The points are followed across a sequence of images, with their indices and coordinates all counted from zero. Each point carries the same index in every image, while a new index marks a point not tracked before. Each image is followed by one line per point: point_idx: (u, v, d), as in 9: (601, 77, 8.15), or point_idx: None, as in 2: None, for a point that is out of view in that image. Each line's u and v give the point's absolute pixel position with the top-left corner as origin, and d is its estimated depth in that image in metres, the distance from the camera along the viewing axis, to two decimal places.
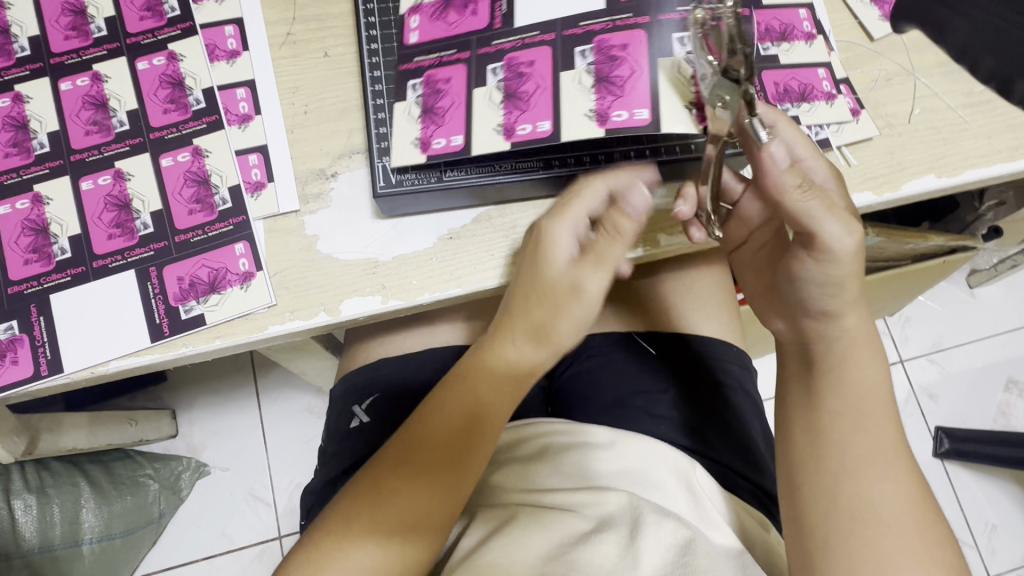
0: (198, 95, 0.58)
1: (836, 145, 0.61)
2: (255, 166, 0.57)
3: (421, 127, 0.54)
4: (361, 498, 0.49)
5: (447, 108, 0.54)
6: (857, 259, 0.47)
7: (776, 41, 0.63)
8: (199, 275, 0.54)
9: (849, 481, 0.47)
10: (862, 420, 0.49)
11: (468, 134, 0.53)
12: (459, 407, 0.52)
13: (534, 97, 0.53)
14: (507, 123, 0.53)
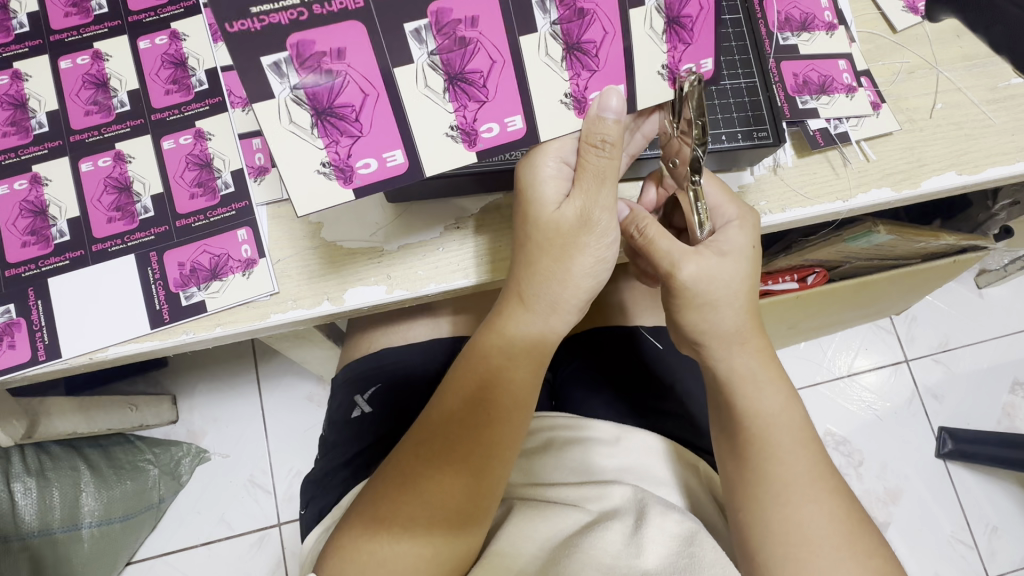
0: (202, 76, 0.56)
1: (855, 140, 0.59)
2: (259, 150, 0.55)
3: (326, 146, 0.42)
4: (399, 489, 0.47)
5: (368, 115, 0.42)
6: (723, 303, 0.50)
7: (796, 31, 0.61)
8: (200, 261, 0.53)
9: (777, 505, 0.46)
10: (776, 451, 0.48)
11: (409, 144, 0.44)
12: (485, 397, 0.49)
13: (603, 51, 0.45)
14: (575, 90, 0.46)
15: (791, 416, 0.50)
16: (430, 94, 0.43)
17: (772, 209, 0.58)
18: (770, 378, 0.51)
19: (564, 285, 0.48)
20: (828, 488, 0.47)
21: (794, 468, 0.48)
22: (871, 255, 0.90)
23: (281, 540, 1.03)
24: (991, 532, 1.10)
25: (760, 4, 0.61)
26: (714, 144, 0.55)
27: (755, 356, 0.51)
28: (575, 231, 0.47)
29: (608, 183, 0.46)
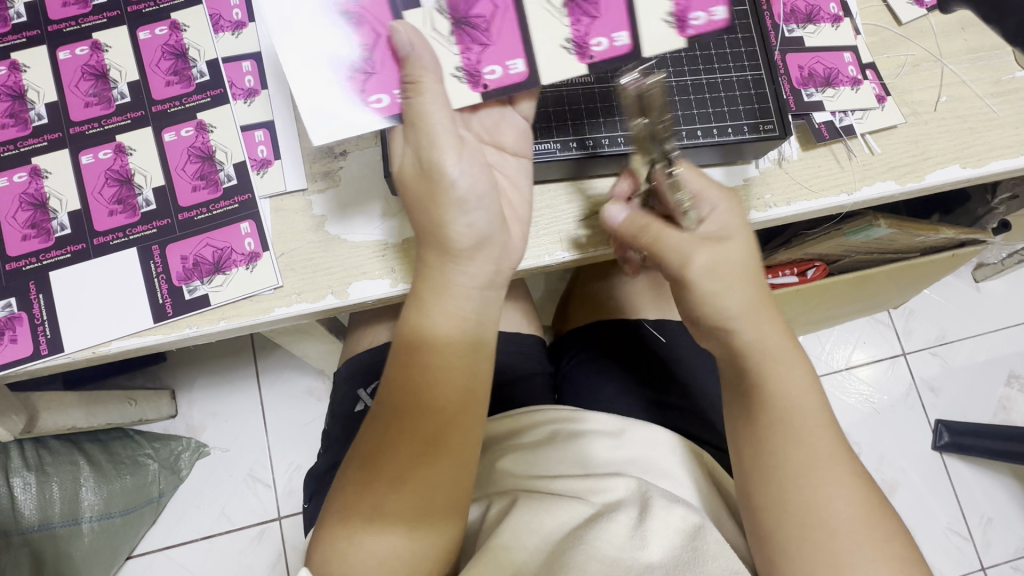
0: (202, 67, 0.56)
1: (860, 133, 0.59)
2: (261, 142, 0.55)
3: (460, 52, 0.47)
4: (357, 494, 0.47)
5: (496, 25, 0.47)
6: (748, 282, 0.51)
7: (801, 23, 0.61)
8: (203, 255, 0.52)
9: (792, 489, 0.47)
10: (792, 433, 0.48)
11: (529, 55, 0.48)
12: (419, 373, 0.48)
13: (494, 22, 0.47)
14: (470, 63, 0.47)
15: (812, 398, 0.50)
16: (551, 11, 0.47)
17: (776, 202, 0.58)
18: (795, 357, 0.51)
19: (438, 236, 0.47)
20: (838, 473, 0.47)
21: (802, 455, 0.48)
22: (871, 249, 0.90)
23: (281, 535, 1.03)
24: (986, 523, 1.11)
25: None
26: (722, 137, 0.55)
27: (771, 339, 0.51)
28: (422, 180, 0.46)
29: (445, 120, 0.44)
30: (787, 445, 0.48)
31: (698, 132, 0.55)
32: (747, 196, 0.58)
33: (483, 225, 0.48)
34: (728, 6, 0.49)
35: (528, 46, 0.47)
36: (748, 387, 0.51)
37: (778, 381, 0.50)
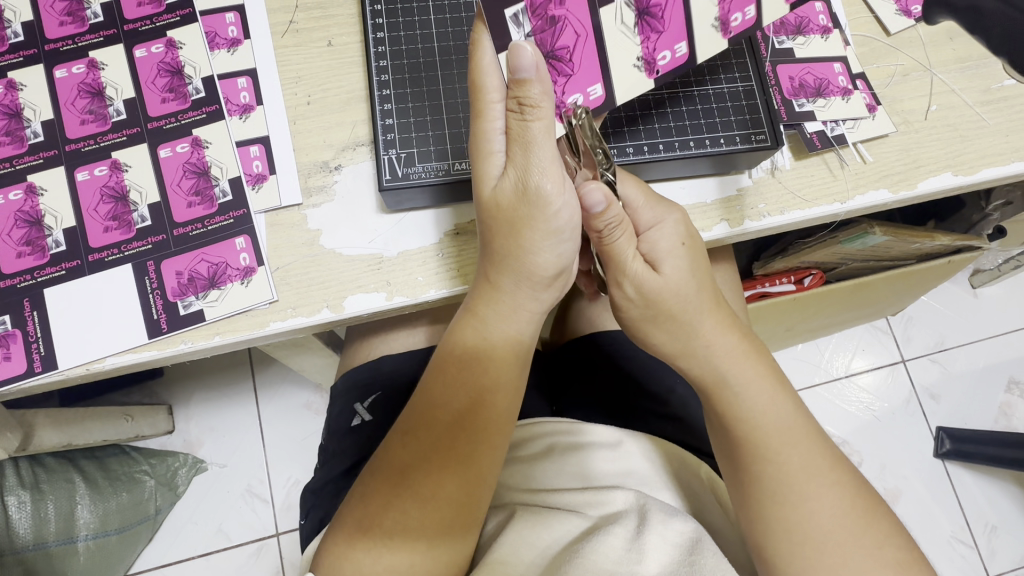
0: (198, 84, 0.56)
1: (852, 142, 0.59)
2: (256, 158, 0.55)
3: (640, 41, 0.47)
4: (387, 499, 0.46)
5: (579, 54, 0.47)
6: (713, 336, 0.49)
7: (792, 35, 0.62)
8: (198, 270, 0.52)
9: (772, 508, 0.45)
10: (765, 448, 0.46)
11: (608, 79, 0.48)
12: (474, 398, 0.48)
13: (578, 55, 0.47)
14: (556, 96, 0.48)
15: (780, 404, 0.48)
16: (623, 30, 0.47)
17: (769, 212, 0.58)
18: (759, 371, 0.49)
19: (520, 262, 0.46)
20: (810, 491, 0.45)
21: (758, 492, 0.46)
22: (868, 257, 0.90)
23: (279, 551, 1.02)
24: (990, 531, 1.10)
25: None
26: (726, 146, 0.55)
27: (707, 379, 0.49)
28: (517, 207, 0.45)
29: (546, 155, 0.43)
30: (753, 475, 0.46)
31: (690, 142, 0.55)
32: (740, 206, 0.58)
33: (569, 254, 0.48)
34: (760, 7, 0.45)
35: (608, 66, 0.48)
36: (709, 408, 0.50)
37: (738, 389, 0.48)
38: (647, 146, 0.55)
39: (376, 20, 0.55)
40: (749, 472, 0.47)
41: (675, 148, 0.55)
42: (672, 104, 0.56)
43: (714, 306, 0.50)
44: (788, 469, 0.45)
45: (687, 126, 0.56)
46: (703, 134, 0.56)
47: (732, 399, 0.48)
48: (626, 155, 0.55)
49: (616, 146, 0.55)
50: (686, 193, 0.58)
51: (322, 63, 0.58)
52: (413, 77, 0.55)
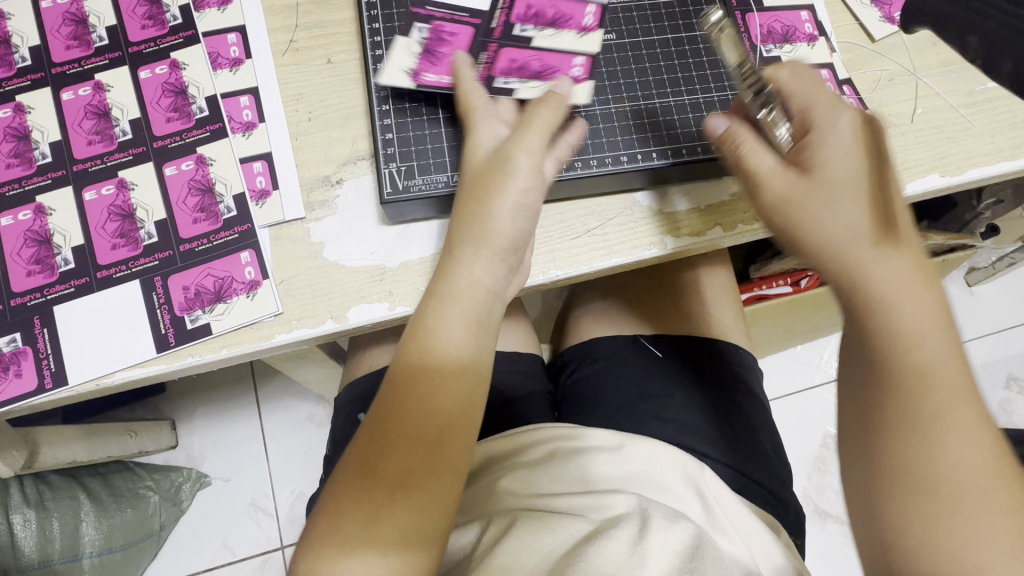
0: (202, 103, 0.58)
1: None
2: (259, 174, 0.56)
3: (416, 60, 0.55)
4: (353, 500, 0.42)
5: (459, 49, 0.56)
6: (870, 272, 0.40)
7: (778, 44, 0.64)
8: (205, 285, 0.53)
9: (894, 444, 0.37)
10: (884, 381, 0.38)
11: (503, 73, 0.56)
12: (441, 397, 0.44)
13: (451, 52, 0.55)
14: (416, 70, 0.55)
15: (949, 348, 0.38)
16: (522, 51, 0.56)
17: None
18: (924, 295, 0.39)
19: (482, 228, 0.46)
20: (950, 462, 0.35)
21: (869, 452, 0.38)
22: None
23: (284, 563, 1.02)
24: None
25: (742, 19, 0.64)
26: (718, 153, 0.58)
27: (847, 284, 0.40)
28: (487, 170, 0.48)
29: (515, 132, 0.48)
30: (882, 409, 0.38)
31: (684, 149, 0.58)
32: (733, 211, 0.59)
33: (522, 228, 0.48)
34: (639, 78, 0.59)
35: (470, 68, 0.55)
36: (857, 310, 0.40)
37: (895, 311, 0.39)
38: (641, 154, 0.57)
39: (375, 39, 0.57)
40: (860, 430, 0.39)
41: (669, 155, 0.57)
42: (664, 113, 0.59)
43: (874, 212, 0.41)
44: (925, 430, 0.36)
45: (680, 135, 0.58)
46: (694, 141, 0.58)
47: (890, 305, 0.39)
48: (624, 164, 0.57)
49: (612, 154, 0.57)
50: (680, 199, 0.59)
51: (322, 81, 0.60)
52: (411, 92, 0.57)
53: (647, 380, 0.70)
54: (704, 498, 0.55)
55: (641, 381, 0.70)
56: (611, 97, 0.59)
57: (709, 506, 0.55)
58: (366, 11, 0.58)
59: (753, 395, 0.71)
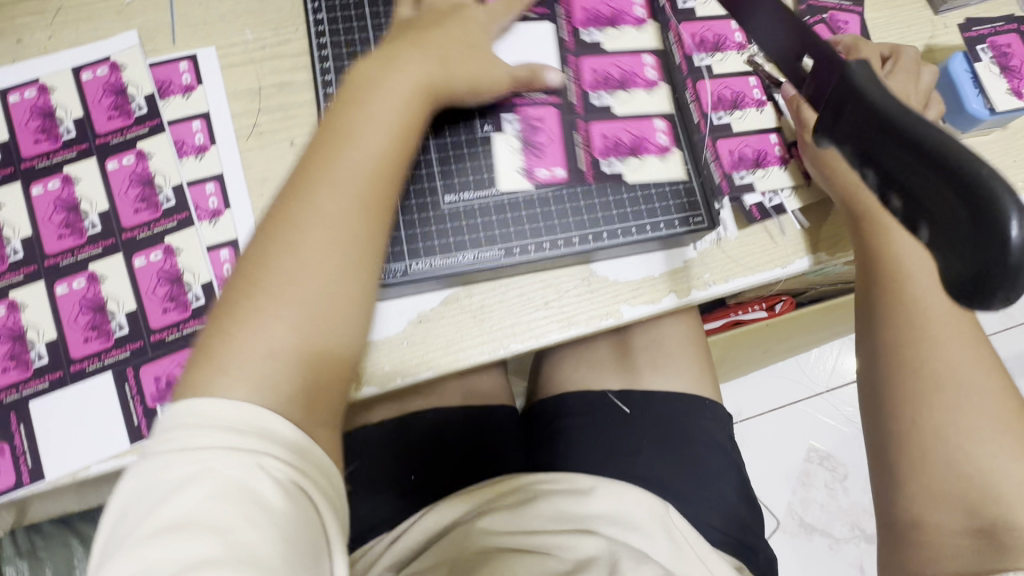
0: (168, 192, 0.60)
1: (790, 210, 0.63)
2: (227, 261, 0.58)
3: (523, 159, 0.59)
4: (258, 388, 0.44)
5: (549, 143, 0.60)
6: (908, 263, 0.58)
7: (728, 109, 0.66)
8: (176, 374, 0.55)
9: (943, 415, 0.54)
10: (944, 347, 0.55)
11: (571, 165, 0.60)
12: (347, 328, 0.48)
13: (548, 147, 0.60)
14: (528, 166, 0.59)
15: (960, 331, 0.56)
16: (589, 147, 0.61)
17: (715, 281, 0.61)
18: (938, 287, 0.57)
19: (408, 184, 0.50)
20: (939, 365, 0.55)
21: (873, 382, 0.59)
22: (835, 282, 0.93)
23: None
24: None
25: (692, 87, 0.67)
26: (665, 231, 0.59)
27: (895, 285, 0.58)
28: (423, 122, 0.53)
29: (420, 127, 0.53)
30: (923, 374, 0.55)
31: (633, 228, 0.59)
32: (686, 277, 0.61)
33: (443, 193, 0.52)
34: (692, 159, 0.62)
35: (572, 160, 0.60)
36: (908, 310, 0.57)
37: (920, 308, 0.56)
38: (592, 234, 0.59)
39: None
40: (877, 369, 0.59)
41: (617, 236, 0.59)
42: (615, 190, 0.60)
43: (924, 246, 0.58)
44: (919, 358, 0.56)
45: (628, 212, 0.59)
46: (642, 220, 0.59)
47: (908, 305, 0.57)
48: (573, 246, 0.58)
49: (562, 235, 0.58)
50: (636, 267, 0.61)
51: (286, 163, 0.62)
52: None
53: (617, 436, 0.73)
54: (671, 532, 0.62)
55: (613, 437, 0.73)
56: (562, 176, 0.60)
57: (676, 539, 0.62)
58: (325, 102, 0.61)
59: (717, 445, 0.75)
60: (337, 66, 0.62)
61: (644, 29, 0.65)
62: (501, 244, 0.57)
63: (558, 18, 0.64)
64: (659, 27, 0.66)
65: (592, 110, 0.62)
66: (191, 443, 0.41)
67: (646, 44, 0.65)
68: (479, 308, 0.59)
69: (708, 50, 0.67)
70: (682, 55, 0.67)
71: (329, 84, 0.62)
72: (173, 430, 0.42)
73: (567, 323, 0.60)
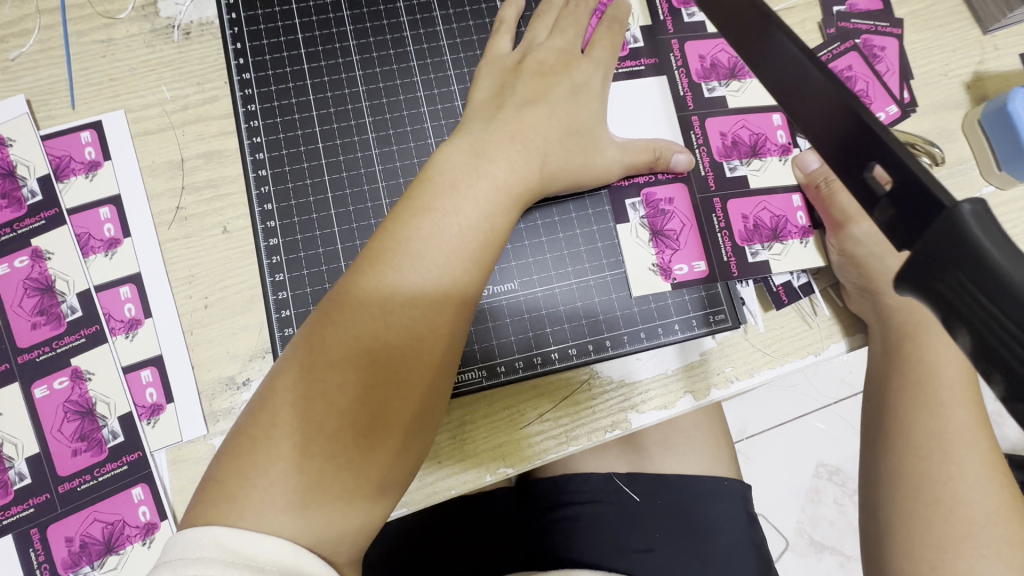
0: (73, 301, 0.49)
1: (819, 290, 0.54)
2: (149, 384, 0.48)
3: (655, 252, 0.52)
4: (330, 454, 0.36)
5: (684, 234, 0.53)
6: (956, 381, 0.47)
7: (746, 158, 0.54)
8: (91, 534, 0.45)
9: (938, 559, 0.43)
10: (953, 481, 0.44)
11: (710, 255, 0.52)
12: (422, 382, 0.39)
13: (682, 236, 0.52)
14: (662, 262, 0.52)
15: (981, 470, 0.44)
16: (639, 241, 0.53)
17: (738, 375, 0.52)
18: (969, 416, 0.46)
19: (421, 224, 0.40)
20: (967, 506, 0.43)
21: (877, 511, 0.47)
22: None
23: None
24: None
25: (701, 126, 0.54)
26: (683, 333, 0.52)
27: (915, 403, 0.47)
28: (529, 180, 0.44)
29: (442, 206, 0.41)
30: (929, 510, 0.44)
31: (640, 333, 0.52)
32: (705, 373, 0.52)
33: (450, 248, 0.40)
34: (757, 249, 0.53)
35: (713, 248, 0.53)
36: (917, 434, 0.46)
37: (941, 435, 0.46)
38: (593, 344, 0.51)
39: (268, 226, 0.51)
40: (875, 497, 0.48)
41: (622, 344, 0.51)
42: (616, 288, 0.52)
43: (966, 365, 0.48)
44: (928, 489, 0.44)
45: (635, 314, 0.52)
46: (653, 321, 0.52)
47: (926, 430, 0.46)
48: (572, 359, 0.51)
49: (558, 347, 0.51)
50: (644, 364, 0.51)
51: (218, 256, 0.50)
52: (316, 286, 0.51)
53: (628, 529, 0.62)
54: None
55: (623, 529, 0.62)
56: (552, 277, 0.52)
57: None
58: (256, 190, 0.52)
59: (751, 541, 0.64)
60: (270, 143, 0.53)
61: (645, 74, 0.55)
62: (485, 362, 0.50)
63: (670, 66, 0.55)
64: (661, 65, 0.55)
65: (630, 193, 0.53)
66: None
67: (650, 92, 0.55)
68: (460, 426, 0.49)
69: (722, 77, 0.55)
70: (688, 84, 0.55)
71: (262, 166, 0.52)
72: (184, 556, 0.32)
73: (561, 438, 0.49)
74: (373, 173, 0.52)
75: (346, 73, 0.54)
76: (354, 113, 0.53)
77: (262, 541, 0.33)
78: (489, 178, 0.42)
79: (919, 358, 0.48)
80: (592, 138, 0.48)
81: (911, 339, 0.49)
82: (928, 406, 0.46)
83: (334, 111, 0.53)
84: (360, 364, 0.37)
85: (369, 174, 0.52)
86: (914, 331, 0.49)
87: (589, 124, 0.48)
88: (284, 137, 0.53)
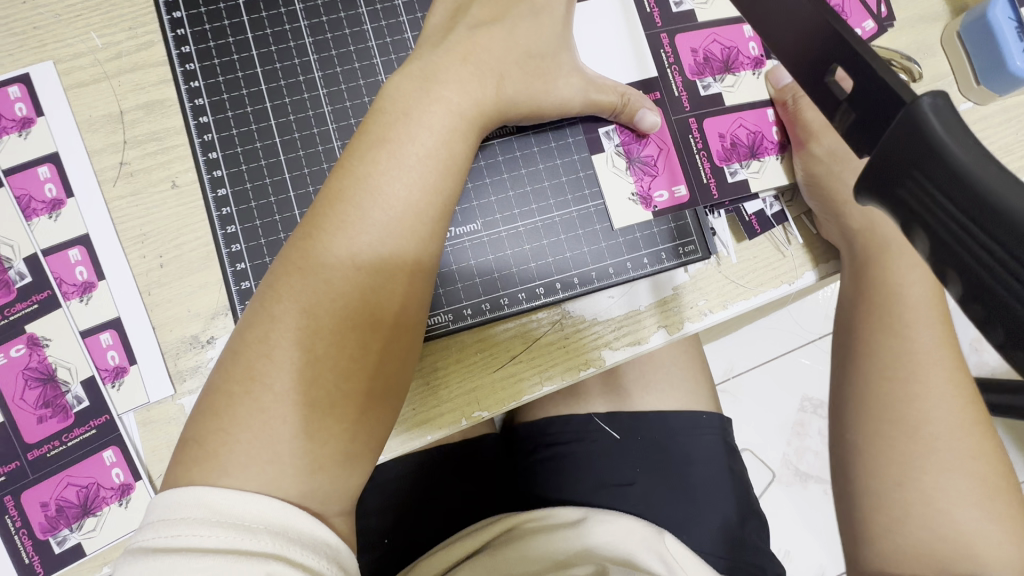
0: (21, 267, 0.47)
1: (792, 217, 0.52)
2: (110, 347, 0.47)
3: (633, 181, 0.51)
4: (299, 404, 0.35)
5: (663, 159, 0.51)
6: (924, 299, 0.47)
7: (718, 75, 0.52)
8: (66, 498, 0.45)
9: (907, 472, 0.43)
10: (917, 398, 0.44)
11: (690, 179, 0.51)
12: (392, 323, 0.38)
13: (661, 161, 0.51)
14: (642, 190, 0.51)
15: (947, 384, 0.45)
16: (616, 171, 0.51)
17: (711, 308, 0.51)
18: (936, 332, 0.46)
19: (376, 159, 0.38)
20: (929, 422, 0.44)
21: (845, 433, 0.47)
22: None
23: None
24: None
25: (671, 45, 0.52)
26: (652, 266, 0.51)
27: (883, 322, 0.47)
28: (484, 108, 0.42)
29: (395, 136, 0.39)
30: (898, 428, 0.44)
31: (610, 268, 0.51)
32: (678, 307, 0.51)
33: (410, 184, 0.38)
34: (738, 169, 0.51)
35: (693, 172, 0.51)
36: (885, 354, 0.46)
37: (908, 352, 0.46)
38: (561, 283, 0.50)
39: (215, 175, 0.49)
40: (842, 419, 0.48)
41: (591, 280, 0.50)
42: (583, 224, 0.51)
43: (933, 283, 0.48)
44: (897, 408, 0.45)
45: (603, 249, 0.51)
46: (623, 255, 0.51)
47: (892, 349, 0.46)
48: (540, 299, 0.49)
49: (524, 288, 0.50)
50: (616, 302, 0.51)
51: (169, 212, 0.48)
52: (269, 237, 0.49)
53: (609, 466, 0.63)
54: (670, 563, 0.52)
55: (604, 467, 0.63)
56: (516, 216, 0.50)
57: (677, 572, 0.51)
58: (199, 137, 0.49)
59: (733, 471, 0.65)
60: (209, 87, 0.49)
61: None
62: (449, 307, 0.48)
63: None
64: None
65: (602, 122, 0.51)
66: (169, 535, 0.31)
67: (613, 14, 0.51)
68: (433, 374, 0.48)
69: None
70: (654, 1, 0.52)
71: (202, 112, 0.49)
72: (167, 515, 0.32)
73: (535, 377, 0.49)
74: (321, 115, 0.50)
75: (287, 8, 0.51)
76: (297, 51, 0.50)
77: (241, 498, 0.33)
78: (442, 103, 0.40)
79: (898, 276, 0.48)
80: (552, 64, 0.45)
81: (886, 260, 0.48)
82: (895, 326, 0.46)
83: (276, 49, 0.50)
84: (327, 308, 0.36)
85: (318, 117, 0.50)
86: (882, 251, 0.48)
87: (548, 49, 0.45)
88: (224, 79, 0.50)
